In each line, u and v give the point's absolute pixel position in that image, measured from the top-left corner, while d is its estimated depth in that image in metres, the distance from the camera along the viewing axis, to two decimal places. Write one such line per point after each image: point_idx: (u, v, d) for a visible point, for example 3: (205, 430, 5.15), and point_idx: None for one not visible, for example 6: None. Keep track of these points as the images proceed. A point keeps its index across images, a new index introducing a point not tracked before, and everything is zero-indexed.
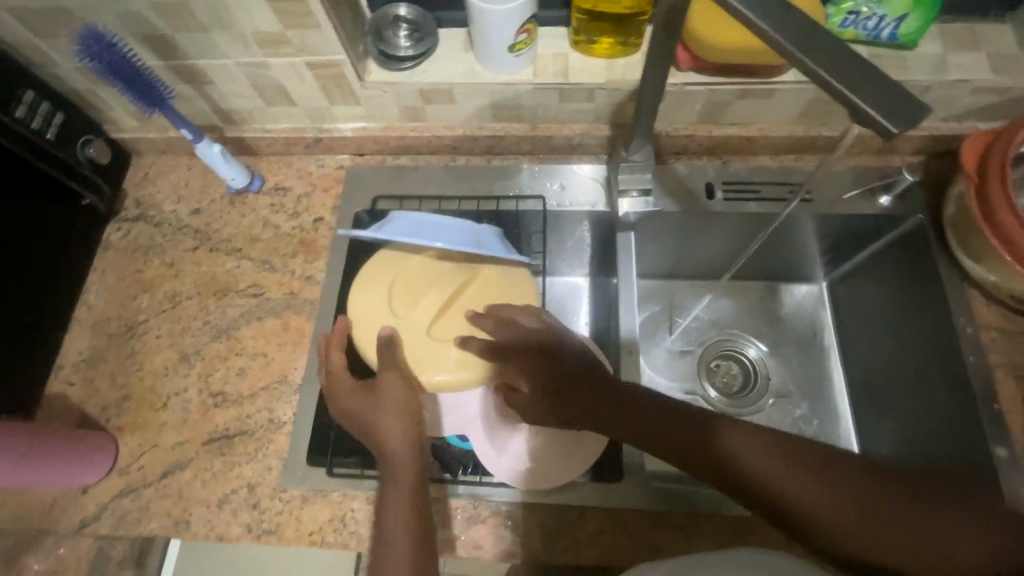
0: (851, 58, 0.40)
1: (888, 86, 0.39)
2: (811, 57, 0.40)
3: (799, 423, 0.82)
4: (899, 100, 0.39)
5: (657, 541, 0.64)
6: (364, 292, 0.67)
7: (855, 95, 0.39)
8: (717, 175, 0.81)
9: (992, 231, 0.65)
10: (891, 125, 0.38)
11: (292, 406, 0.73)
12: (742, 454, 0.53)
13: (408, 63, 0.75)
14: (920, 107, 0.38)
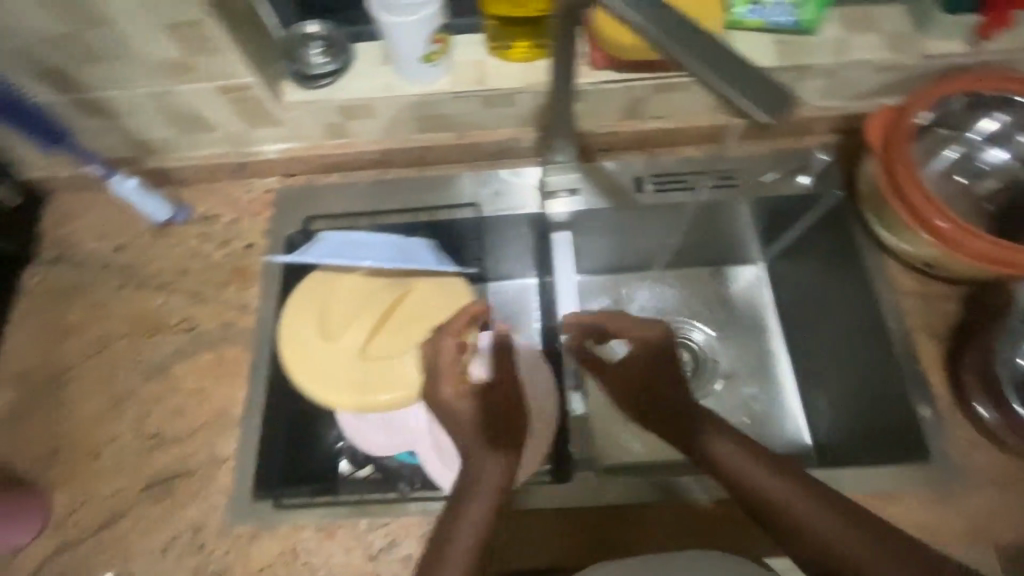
0: (722, 51, 0.41)
1: (758, 76, 0.40)
2: (683, 54, 0.41)
3: (749, 406, 0.84)
4: (770, 88, 0.40)
5: (611, 540, 0.64)
6: (294, 319, 0.65)
7: (727, 87, 0.40)
8: (645, 169, 0.82)
9: (899, 203, 0.68)
10: (764, 114, 0.39)
11: (234, 440, 0.71)
12: (772, 478, 0.57)
13: (324, 80, 0.74)
14: (785, 95, 0.40)
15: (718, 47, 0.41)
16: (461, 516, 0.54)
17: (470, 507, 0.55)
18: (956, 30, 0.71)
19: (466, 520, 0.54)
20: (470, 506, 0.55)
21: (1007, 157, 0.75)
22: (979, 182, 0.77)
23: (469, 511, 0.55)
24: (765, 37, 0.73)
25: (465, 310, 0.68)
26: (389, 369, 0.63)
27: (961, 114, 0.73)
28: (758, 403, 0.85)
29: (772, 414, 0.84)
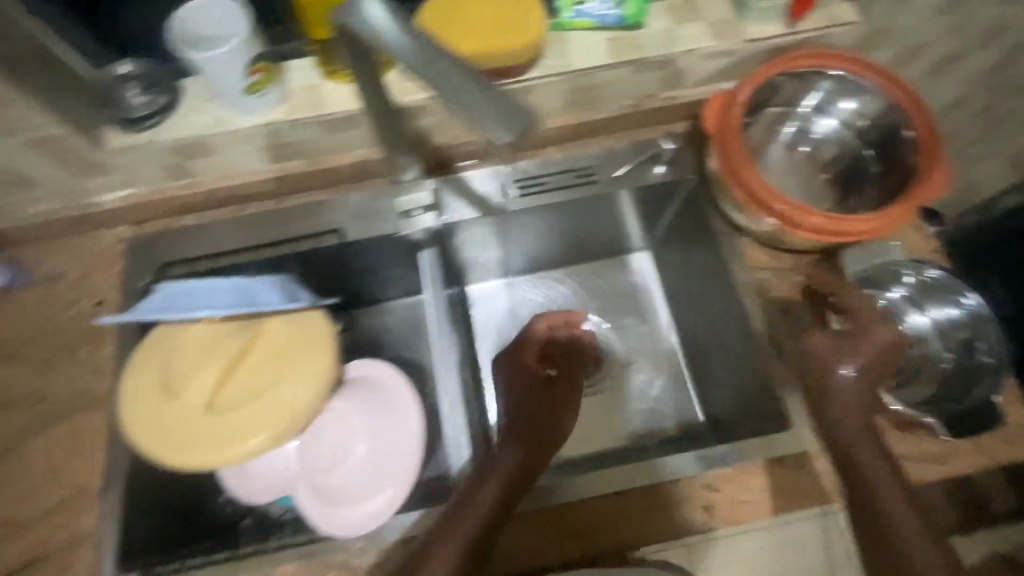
0: (472, 73, 0.42)
1: (504, 97, 0.41)
2: (433, 78, 0.42)
3: (643, 389, 0.88)
4: (515, 109, 0.41)
5: (587, 527, 0.66)
6: (138, 379, 0.62)
7: (474, 109, 0.41)
8: (508, 175, 0.82)
9: (739, 188, 0.71)
10: (508, 136, 0.40)
11: (98, 512, 0.67)
12: (865, 434, 0.65)
13: (150, 121, 0.70)
14: (528, 115, 0.41)
15: (465, 68, 0.42)
16: (472, 500, 0.61)
17: (477, 497, 0.61)
18: (771, 13, 0.74)
19: (476, 503, 0.61)
20: (479, 496, 0.61)
21: (833, 125, 0.79)
22: (817, 153, 0.81)
23: (481, 493, 0.61)
24: (596, 36, 0.75)
25: (322, 347, 0.64)
26: (242, 418, 0.60)
27: (789, 91, 0.76)
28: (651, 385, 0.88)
29: (666, 391, 0.88)
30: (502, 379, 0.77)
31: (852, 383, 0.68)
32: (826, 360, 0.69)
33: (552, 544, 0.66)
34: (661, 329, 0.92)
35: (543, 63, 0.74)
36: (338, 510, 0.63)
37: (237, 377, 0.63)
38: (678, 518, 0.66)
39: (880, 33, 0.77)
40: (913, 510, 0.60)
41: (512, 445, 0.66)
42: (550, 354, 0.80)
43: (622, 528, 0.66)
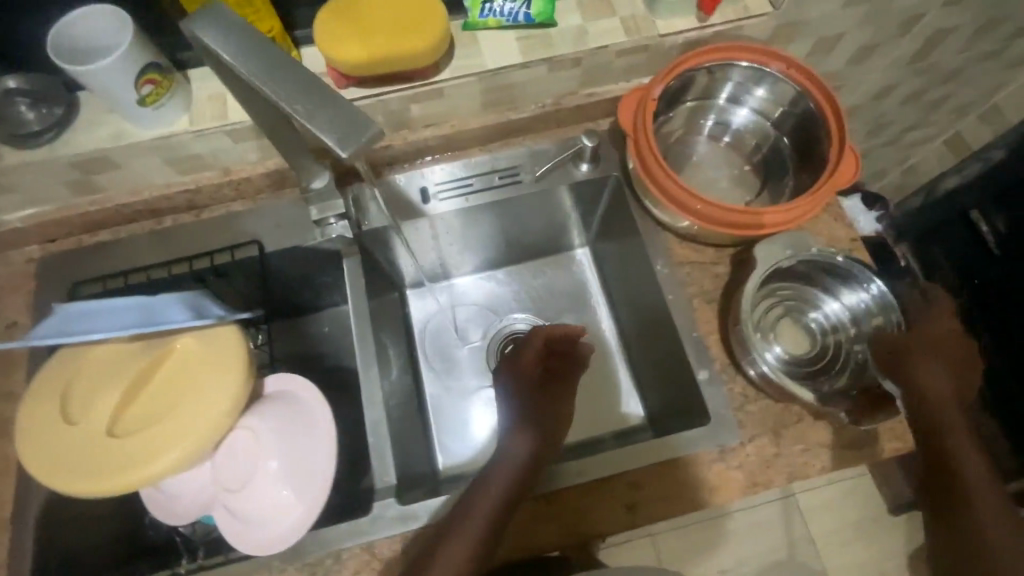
0: (312, 90, 0.45)
1: (345, 112, 0.44)
2: (276, 93, 0.45)
3: (585, 388, 0.87)
4: (353, 123, 0.43)
5: (582, 516, 0.66)
6: (36, 405, 0.60)
7: (315, 124, 0.43)
8: (431, 178, 0.81)
9: (654, 185, 0.72)
10: (342, 150, 0.42)
11: (9, 541, 0.66)
12: (951, 413, 0.64)
13: (46, 136, 0.67)
14: (367, 125, 0.43)
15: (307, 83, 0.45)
16: (488, 492, 0.60)
17: (487, 490, 0.60)
18: (680, 7, 0.74)
19: (480, 502, 0.60)
20: (485, 489, 0.60)
21: (748, 116, 0.79)
22: (738, 146, 0.81)
23: (497, 484, 0.61)
24: (508, 35, 0.74)
25: (232, 364, 0.63)
26: (141, 442, 0.58)
27: (704, 85, 0.77)
28: (592, 384, 0.87)
29: (609, 389, 0.87)
30: (504, 382, 0.68)
31: (924, 367, 0.64)
32: (888, 342, 0.66)
33: (540, 534, 0.65)
34: (602, 325, 0.91)
35: (454, 64, 0.73)
36: (255, 531, 0.62)
37: (142, 398, 0.61)
38: (604, 518, 0.65)
39: (792, 24, 0.78)
40: (982, 477, 0.62)
41: (518, 427, 0.64)
42: (551, 360, 0.70)
43: (555, 529, 0.65)
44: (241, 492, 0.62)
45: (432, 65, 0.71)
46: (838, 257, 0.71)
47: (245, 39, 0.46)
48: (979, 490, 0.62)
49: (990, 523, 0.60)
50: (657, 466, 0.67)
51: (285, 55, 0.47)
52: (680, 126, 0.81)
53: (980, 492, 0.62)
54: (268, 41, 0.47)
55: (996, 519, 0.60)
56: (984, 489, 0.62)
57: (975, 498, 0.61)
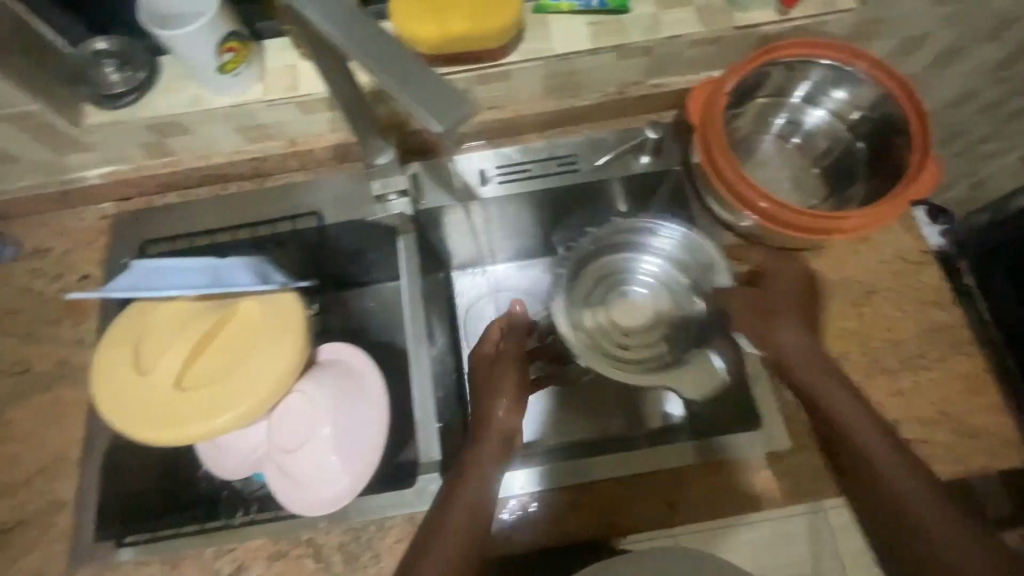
0: (409, 65, 0.44)
1: (438, 88, 0.43)
2: (372, 66, 0.45)
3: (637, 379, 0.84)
4: (446, 99, 0.43)
5: (631, 509, 0.67)
6: (111, 353, 0.63)
7: (408, 98, 0.43)
8: (489, 161, 0.81)
9: (718, 180, 0.70)
10: (436, 125, 0.42)
11: (75, 482, 0.69)
12: (830, 374, 0.62)
13: (128, 98, 0.70)
14: (464, 105, 0.43)
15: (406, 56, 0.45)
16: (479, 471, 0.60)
17: (476, 466, 0.60)
18: None
19: (462, 498, 0.57)
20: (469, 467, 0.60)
21: (823, 116, 0.77)
22: (806, 147, 0.79)
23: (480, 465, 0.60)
24: (579, 19, 0.73)
25: (293, 330, 0.65)
26: (205, 397, 0.61)
27: (778, 82, 0.74)
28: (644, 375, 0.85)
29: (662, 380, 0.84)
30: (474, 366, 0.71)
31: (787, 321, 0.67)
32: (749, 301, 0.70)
33: (583, 523, 0.67)
34: None
35: (522, 46, 0.73)
36: (302, 491, 0.65)
37: (209, 355, 0.64)
38: (641, 512, 0.67)
39: (876, 22, 0.75)
40: (928, 491, 0.54)
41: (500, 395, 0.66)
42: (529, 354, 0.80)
43: (585, 519, 0.67)
44: (293, 453, 0.65)
45: (502, 46, 0.71)
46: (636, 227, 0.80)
47: (343, 12, 0.47)
48: (928, 504, 0.54)
49: (971, 544, 0.51)
50: (693, 465, 0.68)
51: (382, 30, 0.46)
52: (747, 123, 0.79)
53: (926, 510, 0.53)
54: (363, 16, 0.47)
55: (955, 535, 0.52)
56: (931, 508, 0.53)
57: (923, 518, 0.53)
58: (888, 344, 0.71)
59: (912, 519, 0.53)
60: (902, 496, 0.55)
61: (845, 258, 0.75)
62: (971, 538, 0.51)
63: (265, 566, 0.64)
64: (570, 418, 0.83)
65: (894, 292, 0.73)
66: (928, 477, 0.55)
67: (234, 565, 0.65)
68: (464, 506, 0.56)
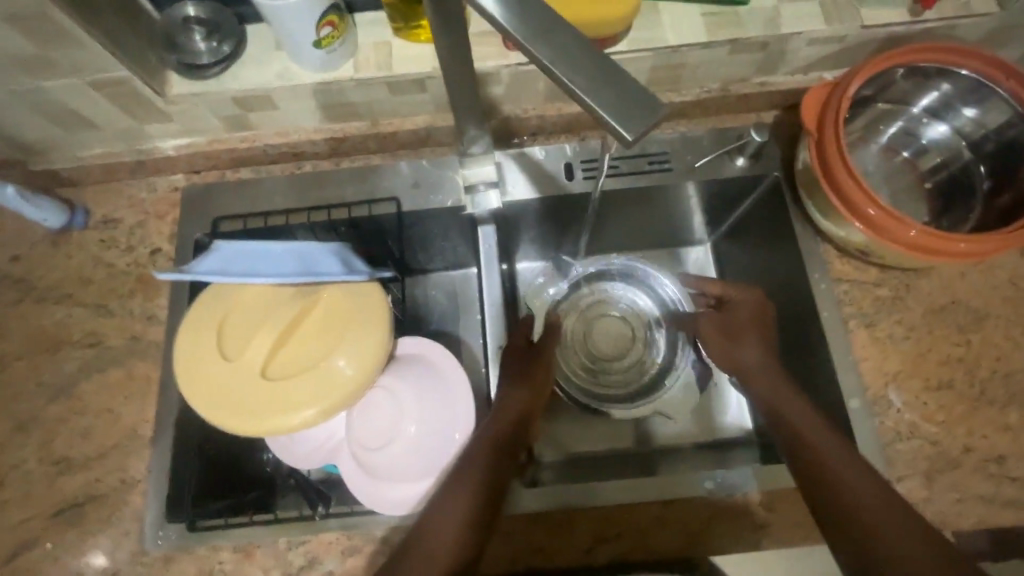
0: (587, 54, 0.37)
1: (624, 83, 0.36)
2: (540, 50, 0.38)
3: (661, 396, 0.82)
4: (634, 101, 0.36)
5: (709, 530, 0.64)
6: (193, 334, 0.62)
7: (586, 89, 0.36)
8: (576, 153, 0.77)
9: (829, 188, 0.65)
10: (626, 132, 0.35)
11: (146, 461, 0.68)
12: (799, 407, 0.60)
13: (216, 69, 0.68)
14: (653, 107, 0.36)
15: (579, 46, 0.38)
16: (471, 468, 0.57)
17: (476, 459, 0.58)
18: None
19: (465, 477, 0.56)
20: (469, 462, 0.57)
21: (945, 130, 0.72)
22: (918, 160, 0.74)
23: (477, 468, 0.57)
24: (693, 9, 0.69)
25: (377, 324, 0.62)
26: (290, 388, 0.59)
27: (901, 89, 0.70)
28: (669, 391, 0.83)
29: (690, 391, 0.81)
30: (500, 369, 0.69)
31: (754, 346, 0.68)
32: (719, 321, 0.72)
33: (637, 539, 0.64)
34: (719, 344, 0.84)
35: (631, 35, 0.68)
36: (379, 489, 0.63)
37: (290, 344, 0.62)
38: (660, 537, 0.64)
39: (1012, 29, 0.69)
40: (881, 495, 0.51)
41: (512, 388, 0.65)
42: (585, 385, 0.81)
43: (624, 538, 0.64)
44: (377, 451, 0.64)
45: (612, 35, 0.66)
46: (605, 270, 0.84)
47: None
48: (886, 512, 0.50)
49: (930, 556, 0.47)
50: (791, 492, 0.65)
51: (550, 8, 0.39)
52: (859, 128, 0.75)
53: (886, 514, 0.50)
54: None
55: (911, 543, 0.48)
56: (887, 499, 0.51)
57: (873, 522, 0.50)
58: (995, 375, 0.67)
59: (868, 521, 0.50)
60: (851, 487, 0.52)
61: (952, 281, 0.71)
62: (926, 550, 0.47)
63: (339, 560, 0.64)
64: (574, 430, 0.81)
65: (1003, 320, 0.69)
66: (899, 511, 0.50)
67: (309, 556, 0.64)
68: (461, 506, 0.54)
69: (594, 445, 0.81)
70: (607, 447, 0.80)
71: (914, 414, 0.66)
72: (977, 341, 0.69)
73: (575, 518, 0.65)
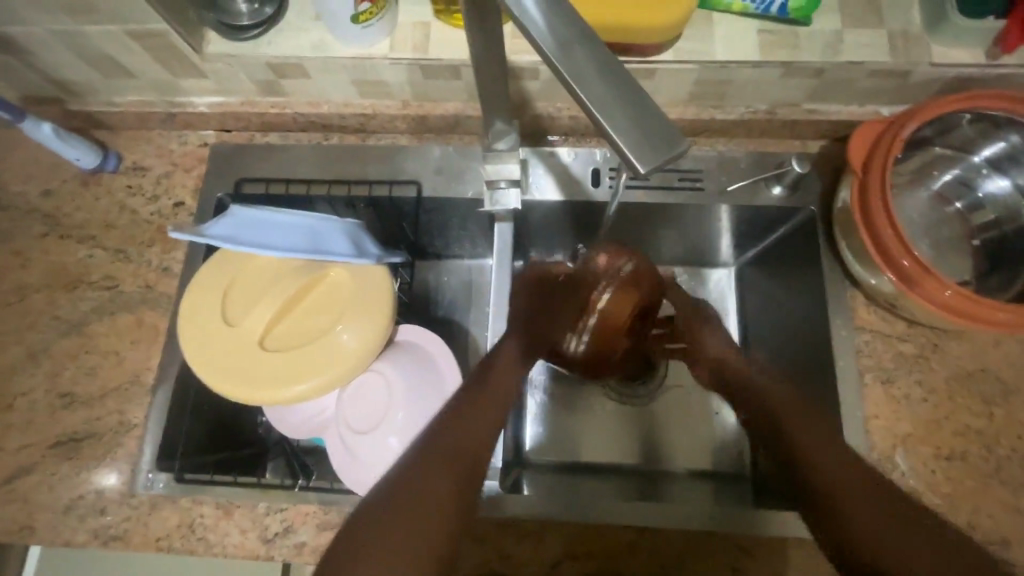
0: (614, 75, 0.36)
1: (645, 111, 0.35)
2: (566, 65, 0.37)
3: (662, 399, 0.82)
4: (656, 134, 0.34)
5: (681, 556, 0.63)
6: (200, 294, 0.63)
7: (606, 112, 0.35)
8: (605, 160, 0.74)
9: (865, 232, 0.62)
10: (640, 163, 0.34)
11: (144, 408, 0.71)
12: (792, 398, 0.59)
13: (253, 32, 0.67)
14: (675, 142, 0.34)
15: (606, 66, 0.36)
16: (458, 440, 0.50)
17: (463, 423, 0.51)
18: (971, 37, 0.62)
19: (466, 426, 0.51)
20: (452, 425, 0.51)
21: (1006, 185, 0.67)
22: (970, 214, 0.69)
23: (470, 439, 0.50)
24: (750, 24, 0.65)
25: (378, 307, 0.62)
26: (282, 362, 0.60)
27: (963, 136, 0.65)
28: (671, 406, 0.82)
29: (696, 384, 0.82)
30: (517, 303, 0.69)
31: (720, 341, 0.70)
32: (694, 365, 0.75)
33: (611, 555, 0.64)
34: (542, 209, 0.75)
35: (679, 44, 0.65)
36: (359, 470, 0.63)
37: (292, 318, 0.62)
38: (630, 563, 0.63)
39: None
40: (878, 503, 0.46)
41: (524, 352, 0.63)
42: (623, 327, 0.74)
43: (591, 564, 0.64)
44: (363, 433, 0.63)
45: (657, 44, 0.63)
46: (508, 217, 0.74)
47: None
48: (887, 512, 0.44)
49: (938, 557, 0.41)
50: (773, 539, 0.63)
51: (583, 22, 0.38)
52: (910, 170, 0.70)
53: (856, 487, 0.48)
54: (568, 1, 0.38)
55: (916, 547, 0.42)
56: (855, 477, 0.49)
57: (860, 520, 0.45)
58: (1014, 454, 0.63)
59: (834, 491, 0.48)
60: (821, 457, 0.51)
61: (984, 346, 0.67)
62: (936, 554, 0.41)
63: (313, 533, 0.65)
64: (565, 436, 0.80)
65: None
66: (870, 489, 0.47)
67: (285, 523, 0.65)
68: (445, 478, 0.46)
69: (586, 454, 0.79)
70: (597, 460, 0.79)
71: (919, 481, 0.63)
72: (1003, 413, 0.65)
73: (545, 535, 0.64)
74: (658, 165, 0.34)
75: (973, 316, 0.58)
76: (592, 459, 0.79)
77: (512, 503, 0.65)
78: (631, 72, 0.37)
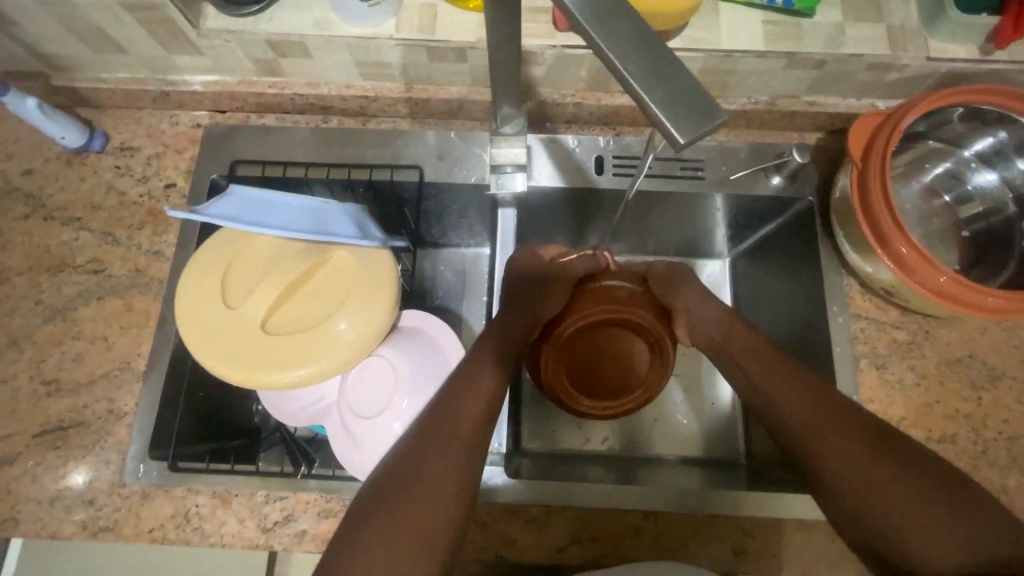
0: (648, 46, 0.36)
1: (681, 81, 0.35)
2: (601, 35, 0.37)
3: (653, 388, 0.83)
4: (692, 103, 0.35)
5: (684, 537, 0.64)
6: (196, 275, 0.61)
7: (641, 81, 0.35)
8: (609, 147, 0.74)
9: (865, 220, 0.63)
10: (679, 133, 0.34)
11: (135, 395, 0.68)
12: (785, 383, 0.59)
13: (252, 8, 0.66)
14: (710, 112, 0.35)
15: (639, 37, 0.37)
16: (445, 456, 0.51)
17: (436, 451, 0.51)
18: (966, 33, 0.64)
19: (452, 426, 0.53)
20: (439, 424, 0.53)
21: (993, 178, 0.69)
22: (959, 206, 0.72)
23: (458, 457, 0.51)
24: (754, 15, 0.66)
25: (379, 291, 0.61)
26: (280, 347, 0.58)
27: (954, 131, 0.67)
28: (666, 395, 0.83)
29: (679, 379, 0.83)
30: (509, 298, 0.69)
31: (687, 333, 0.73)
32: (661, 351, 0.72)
33: (620, 540, 0.64)
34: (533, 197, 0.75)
35: (686, 33, 0.66)
36: (362, 456, 0.62)
37: (292, 301, 0.61)
38: (632, 547, 0.64)
39: None
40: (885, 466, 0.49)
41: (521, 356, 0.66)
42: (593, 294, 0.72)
43: (592, 551, 0.64)
44: (365, 418, 0.62)
45: (665, 31, 0.64)
46: (512, 204, 0.74)
47: None
48: (868, 458, 0.50)
49: (947, 518, 0.45)
50: (772, 520, 0.64)
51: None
52: (903, 163, 0.72)
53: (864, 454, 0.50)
54: None
55: (922, 508, 0.46)
56: (861, 452, 0.50)
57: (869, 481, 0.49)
58: (1000, 437, 0.66)
59: (840, 454, 0.51)
60: (826, 442, 0.52)
61: (972, 333, 0.69)
62: (943, 505, 0.45)
63: (315, 521, 0.64)
64: (560, 423, 0.81)
65: (1017, 382, 0.68)
66: (879, 452, 0.50)
67: (284, 512, 0.64)
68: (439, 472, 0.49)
69: (579, 443, 0.80)
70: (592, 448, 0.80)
71: None
72: (989, 396, 0.67)
73: (549, 519, 0.64)
74: (694, 134, 0.35)
75: (970, 303, 0.59)
76: (586, 447, 0.80)
77: (502, 492, 0.65)
78: (661, 40, 0.37)
